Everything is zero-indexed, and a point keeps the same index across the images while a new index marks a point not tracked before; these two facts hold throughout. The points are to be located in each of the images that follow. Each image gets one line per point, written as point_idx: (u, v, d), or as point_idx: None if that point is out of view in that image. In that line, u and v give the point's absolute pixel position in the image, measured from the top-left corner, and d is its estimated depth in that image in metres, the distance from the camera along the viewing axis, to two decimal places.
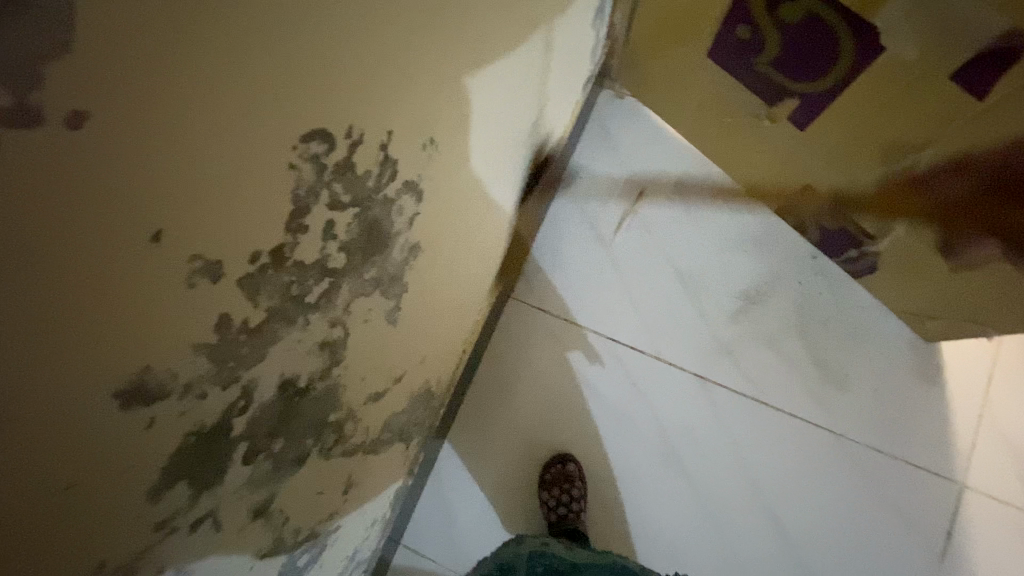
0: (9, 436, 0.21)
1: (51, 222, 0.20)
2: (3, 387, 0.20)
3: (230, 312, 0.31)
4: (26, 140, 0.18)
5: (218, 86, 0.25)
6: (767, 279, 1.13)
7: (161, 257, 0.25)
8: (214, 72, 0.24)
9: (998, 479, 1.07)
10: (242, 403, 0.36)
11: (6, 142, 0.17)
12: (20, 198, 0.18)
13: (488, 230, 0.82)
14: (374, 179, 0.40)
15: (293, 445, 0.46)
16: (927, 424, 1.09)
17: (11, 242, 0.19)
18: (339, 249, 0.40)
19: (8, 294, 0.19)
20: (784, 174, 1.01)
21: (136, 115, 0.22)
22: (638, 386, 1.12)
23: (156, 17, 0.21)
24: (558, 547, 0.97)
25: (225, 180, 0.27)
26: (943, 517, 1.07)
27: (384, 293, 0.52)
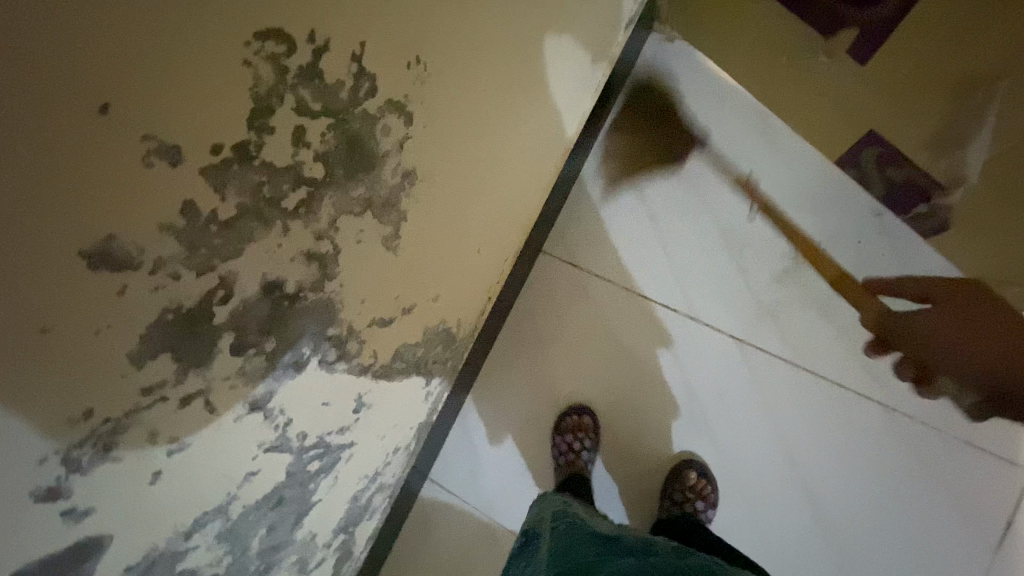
0: None
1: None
2: None
3: (195, 200, 0.34)
4: None
5: None
6: (819, 238, 1.04)
7: (112, 130, 0.28)
8: None
9: None
10: (222, 293, 0.39)
11: None
12: None
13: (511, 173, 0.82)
14: (348, 91, 0.42)
15: (289, 350, 0.50)
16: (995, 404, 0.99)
17: None
18: (315, 158, 0.42)
19: None
20: (844, 118, 0.92)
21: None
22: (669, 345, 1.08)
23: None
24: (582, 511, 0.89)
25: (176, 66, 0.30)
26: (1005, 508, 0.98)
27: (378, 216, 0.54)
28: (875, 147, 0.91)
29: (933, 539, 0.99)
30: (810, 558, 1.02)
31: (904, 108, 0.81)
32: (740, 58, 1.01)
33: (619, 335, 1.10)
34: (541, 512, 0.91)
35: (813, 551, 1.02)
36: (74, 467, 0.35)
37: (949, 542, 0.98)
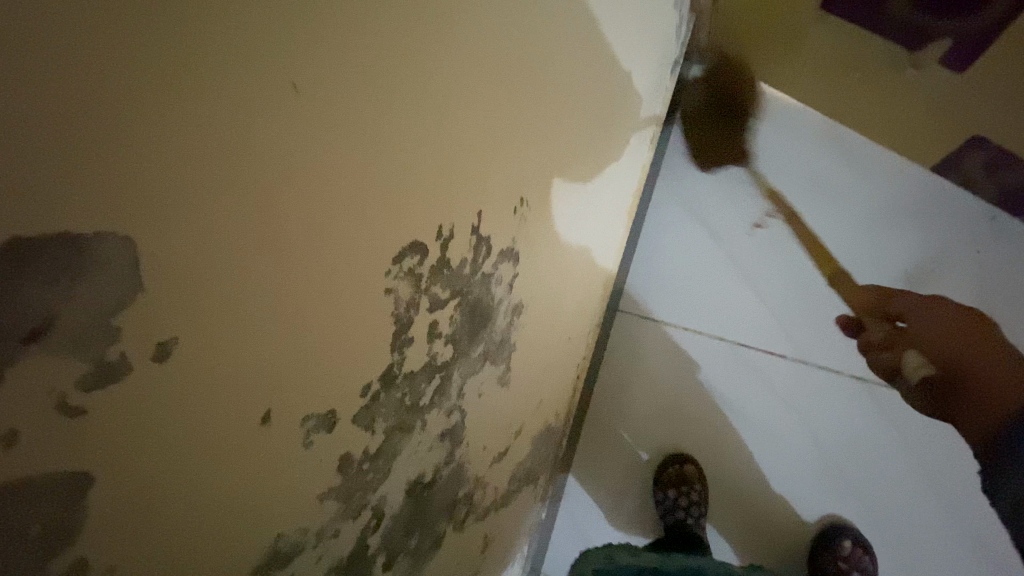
0: None
1: (156, 460, 0.18)
2: None
3: (349, 450, 0.29)
4: (112, 396, 0.16)
5: (308, 249, 0.23)
6: (932, 258, 0.93)
7: (274, 432, 0.24)
8: (305, 239, 0.22)
9: None
10: (375, 520, 0.35)
11: (91, 408, 0.16)
12: (117, 452, 0.17)
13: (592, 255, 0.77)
14: (470, 264, 0.37)
15: (429, 533, 0.45)
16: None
17: (122, 496, 0.17)
18: (445, 342, 0.37)
19: (134, 539, 0.18)
20: (944, 123, 0.83)
21: (224, 317, 0.20)
22: (784, 396, 0.97)
23: (226, 215, 0.19)
24: (625, 557, 0.75)
25: (328, 331, 0.25)
26: None
27: (494, 361, 0.50)
28: (982, 151, 0.83)
29: None
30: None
31: None
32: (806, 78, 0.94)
33: (723, 391, 0.98)
34: None
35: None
36: None
37: None
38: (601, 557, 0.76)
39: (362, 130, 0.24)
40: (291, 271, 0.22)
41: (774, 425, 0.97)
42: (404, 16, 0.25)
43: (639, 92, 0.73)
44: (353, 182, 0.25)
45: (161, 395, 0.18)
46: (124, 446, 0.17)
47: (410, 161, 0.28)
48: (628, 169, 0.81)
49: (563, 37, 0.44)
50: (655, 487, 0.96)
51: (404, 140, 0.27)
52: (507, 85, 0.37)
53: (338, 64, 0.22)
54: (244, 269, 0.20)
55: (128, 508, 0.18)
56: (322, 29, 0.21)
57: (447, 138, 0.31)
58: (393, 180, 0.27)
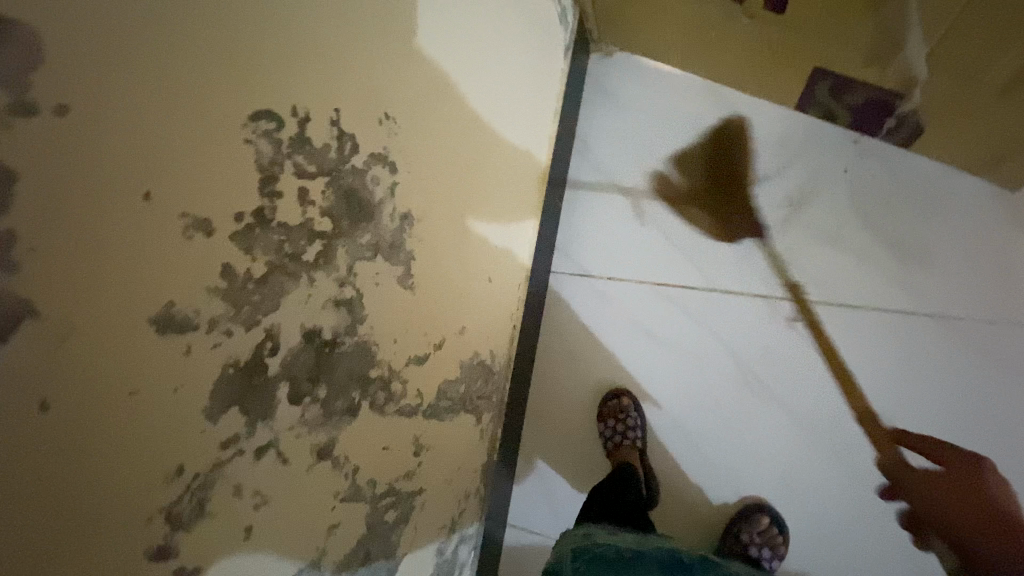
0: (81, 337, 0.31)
1: (58, 186, 0.29)
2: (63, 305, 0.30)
3: (231, 263, 0.40)
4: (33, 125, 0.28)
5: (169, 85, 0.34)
6: (807, 182, 1.07)
7: (155, 211, 0.34)
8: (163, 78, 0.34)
9: None
10: (270, 345, 0.44)
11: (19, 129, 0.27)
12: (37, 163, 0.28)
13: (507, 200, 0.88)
14: (335, 151, 0.49)
15: (340, 395, 0.54)
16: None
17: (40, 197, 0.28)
18: (321, 213, 0.48)
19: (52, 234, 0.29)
20: (790, 62, 0.96)
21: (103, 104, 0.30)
22: (700, 320, 1.09)
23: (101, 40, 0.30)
24: (602, 536, 0.86)
25: (192, 152, 0.36)
26: None
27: (388, 258, 0.60)
28: (826, 80, 0.96)
29: (1001, 424, 0.97)
30: (898, 496, 0.99)
31: (834, 38, 0.85)
32: (679, 44, 1.08)
33: (645, 328, 1.11)
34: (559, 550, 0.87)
35: (901, 490, 0.99)
36: (178, 525, 0.39)
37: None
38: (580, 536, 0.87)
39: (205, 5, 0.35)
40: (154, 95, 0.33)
41: (693, 349, 1.08)
42: None
43: (532, 57, 0.85)
44: (200, 48, 0.36)
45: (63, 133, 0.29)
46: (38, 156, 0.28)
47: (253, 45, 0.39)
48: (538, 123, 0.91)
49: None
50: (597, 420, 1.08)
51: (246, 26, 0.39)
52: (347, 17, 0.49)
53: None
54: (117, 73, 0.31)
55: (44, 205, 0.28)
56: None
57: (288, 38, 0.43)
58: (237, 57, 0.38)
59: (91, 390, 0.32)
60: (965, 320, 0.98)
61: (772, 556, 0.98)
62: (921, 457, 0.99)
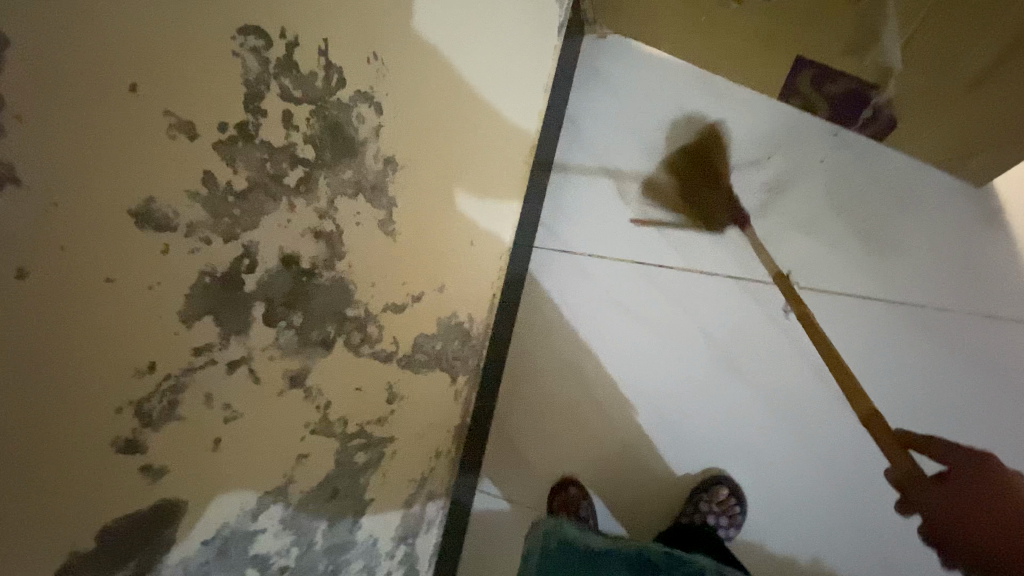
0: (64, 214, 0.32)
1: (48, 64, 0.30)
2: (57, 179, 0.32)
3: (213, 171, 0.41)
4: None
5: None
6: (786, 169, 1.10)
7: (141, 104, 0.35)
8: None
9: None
10: (247, 261, 0.45)
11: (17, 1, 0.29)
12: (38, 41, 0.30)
13: (496, 168, 0.89)
14: (321, 81, 0.50)
15: (315, 326, 0.56)
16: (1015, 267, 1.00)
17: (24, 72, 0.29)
18: (305, 140, 0.49)
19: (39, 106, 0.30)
20: (776, 51, 0.99)
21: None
22: (675, 299, 1.12)
23: None
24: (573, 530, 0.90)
25: (181, 54, 0.37)
26: None
27: (370, 200, 0.61)
28: (810, 69, 0.99)
29: (963, 412, 1.00)
30: (859, 479, 1.02)
31: (814, 28, 0.89)
32: (670, 27, 1.10)
33: (623, 304, 1.14)
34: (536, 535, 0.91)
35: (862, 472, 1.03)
36: (147, 421, 0.40)
37: (992, 407, 1.00)
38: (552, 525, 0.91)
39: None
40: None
41: (668, 327, 1.11)
42: None
43: (529, 20, 0.86)
44: None
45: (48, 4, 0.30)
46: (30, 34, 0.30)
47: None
48: (532, 90, 0.92)
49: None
50: None
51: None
52: None
53: None
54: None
55: (26, 72, 0.30)
56: None
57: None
58: None
59: (72, 269, 0.33)
60: (929, 308, 1.02)
61: (731, 526, 1.03)
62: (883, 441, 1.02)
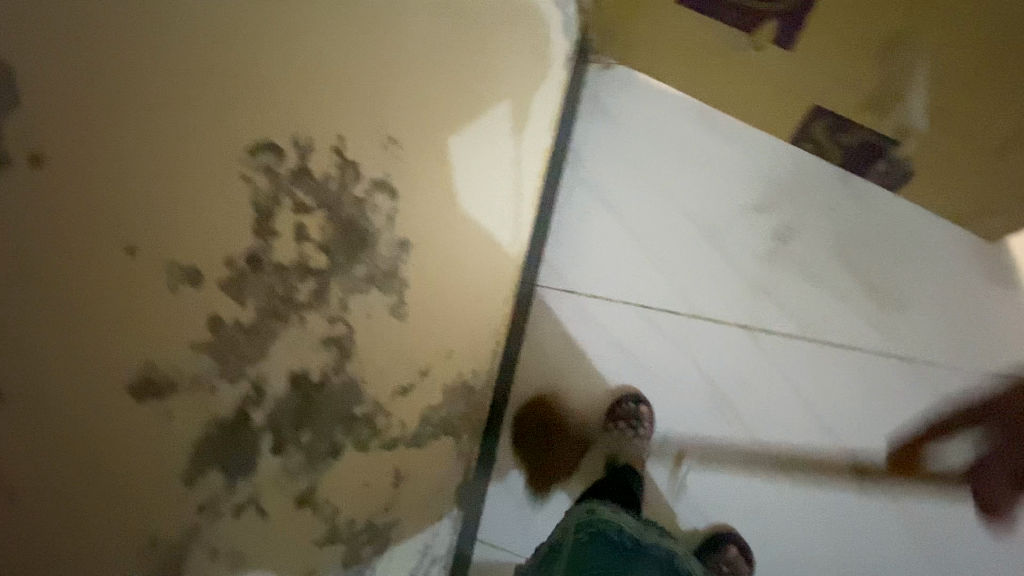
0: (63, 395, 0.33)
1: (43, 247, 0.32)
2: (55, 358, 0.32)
3: (219, 316, 0.40)
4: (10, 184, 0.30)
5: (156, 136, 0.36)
6: (796, 216, 1.08)
7: (139, 267, 0.36)
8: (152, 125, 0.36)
9: None
10: (256, 397, 0.43)
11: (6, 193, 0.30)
12: (29, 223, 0.31)
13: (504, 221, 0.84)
14: (336, 183, 0.45)
15: (324, 438, 0.51)
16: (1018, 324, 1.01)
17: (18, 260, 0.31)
18: (317, 249, 0.45)
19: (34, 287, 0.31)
20: (790, 98, 0.97)
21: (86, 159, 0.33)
22: (680, 347, 1.09)
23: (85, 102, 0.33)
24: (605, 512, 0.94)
25: (176, 203, 0.37)
26: None
27: (382, 290, 0.56)
28: (826, 118, 0.96)
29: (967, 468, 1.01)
30: (862, 533, 1.02)
31: (835, 80, 0.86)
32: (681, 64, 1.07)
33: (628, 350, 1.11)
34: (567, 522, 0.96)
35: (865, 527, 1.03)
36: None
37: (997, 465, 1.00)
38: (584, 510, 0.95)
39: (173, 56, 0.37)
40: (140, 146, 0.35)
41: (674, 375, 1.09)
42: None
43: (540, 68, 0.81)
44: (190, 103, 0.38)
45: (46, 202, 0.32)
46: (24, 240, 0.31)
47: (231, 89, 0.40)
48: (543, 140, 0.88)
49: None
50: (606, 417, 1.08)
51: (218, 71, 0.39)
52: None
53: None
54: (94, 145, 0.34)
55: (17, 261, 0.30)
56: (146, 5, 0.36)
57: (270, 79, 0.43)
58: None
59: (72, 456, 0.34)
60: (935, 364, 1.02)
61: None
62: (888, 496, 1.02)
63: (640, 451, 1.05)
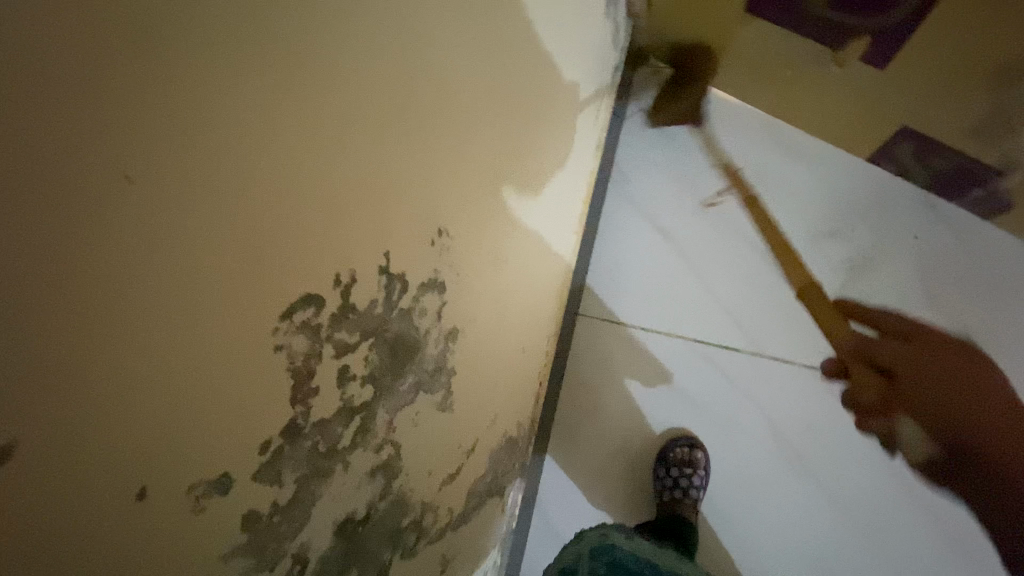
0: None
1: (63, 519, 0.20)
2: None
3: (257, 506, 0.30)
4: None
5: (189, 302, 0.23)
6: (874, 246, 0.98)
7: (156, 507, 0.24)
8: (175, 293, 0.23)
9: None
10: (298, 567, 0.35)
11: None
12: (43, 502, 0.19)
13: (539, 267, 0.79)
14: (381, 305, 0.38)
15: (370, 564, 0.46)
16: None
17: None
18: (362, 384, 0.38)
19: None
20: (874, 118, 0.86)
21: (86, 381, 0.20)
22: (739, 388, 1.01)
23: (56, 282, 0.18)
24: (620, 537, 0.89)
25: (202, 398, 0.25)
26: None
27: (428, 391, 0.49)
28: (910, 141, 0.85)
29: None
30: None
31: (935, 103, 0.75)
32: (742, 73, 0.96)
33: (677, 387, 1.02)
34: (578, 549, 0.90)
35: None
36: None
37: None
38: (598, 535, 0.90)
39: (224, 164, 0.24)
40: (175, 327, 0.23)
41: (730, 417, 1.00)
42: (282, 82, 0.26)
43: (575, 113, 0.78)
44: (238, 238, 0.25)
45: (69, 411, 0.20)
46: (39, 476, 0.19)
47: (280, 202, 0.27)
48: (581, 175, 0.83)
49: (459, 51, 0.44)
50: (658, 462, 0.98)
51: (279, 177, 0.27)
52: (412, 127, 0.39)
53: (209, 139, 0.23)
54: (120, 306, 0.21)
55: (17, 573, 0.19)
56: (183, 91, 0.21)
57: (335, 172, 0.31)
58: (286, 224, 0.28)
59: None
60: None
61: None
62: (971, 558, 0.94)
63: (694, 501, 0.96)
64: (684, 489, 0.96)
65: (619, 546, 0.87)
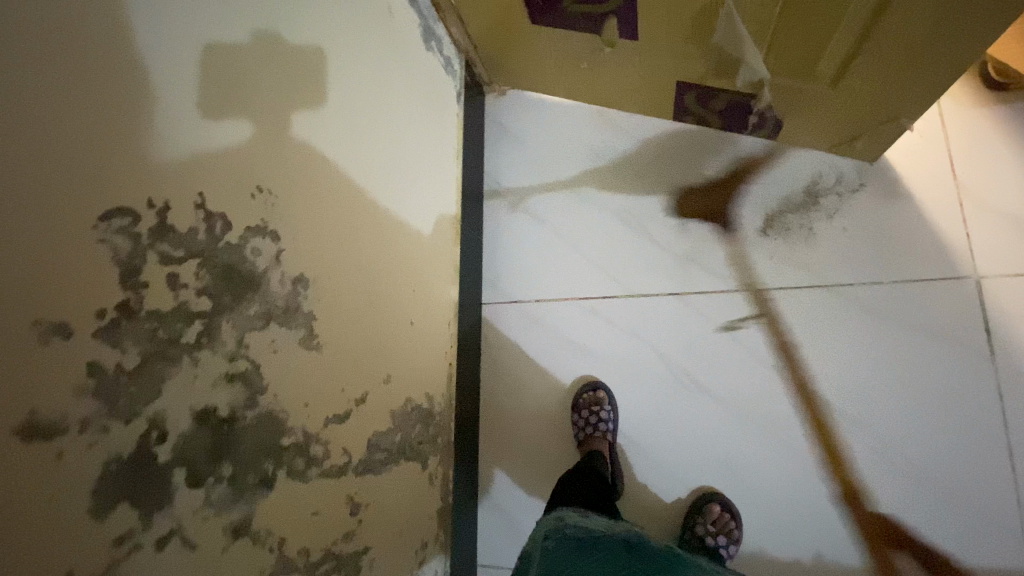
0: None
1: None
2: None
3: (99, 360, 0.41)
4: None
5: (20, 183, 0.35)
6: (692, 181, 1.16)
7: (7, 327, 0.35)
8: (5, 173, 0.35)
9: (999, 246, 1.02)
10: (156, 432, 0.45)
11: None
12: None
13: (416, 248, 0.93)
14: (204, 233, 0.50)
15: (249, 468, 0.55)
16: (923, 232, 1.05)
17: None
18: (197, 293, 0.49)
19: None
20: (659, 81, 1.06)
21: None
22: (629, 329, 1.13)
23: None
24: (575, 518, 0.84)
25: (41, 257, 0.37)
26: (977, 322, 1.01)
27: (283, 325, 0.61)
28: (690, 92, 1.06)
29: (932, 381, 1.01)
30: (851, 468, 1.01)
31: (684, 56, 0.95)
32: (557, 74, 1.16)
33: (575, 343, 1.14)
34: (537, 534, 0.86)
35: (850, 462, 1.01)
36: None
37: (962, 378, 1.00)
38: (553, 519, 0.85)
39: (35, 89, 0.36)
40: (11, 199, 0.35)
41: (628, 355, 1.12)
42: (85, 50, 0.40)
43: (421, 123, 0.96)
44: (57, 151, 0.38)
45: None
46: None
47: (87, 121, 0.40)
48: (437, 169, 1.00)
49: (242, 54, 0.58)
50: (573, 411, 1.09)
51: (66, 95, 0.39)
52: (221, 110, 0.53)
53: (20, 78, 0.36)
54: None
55: None
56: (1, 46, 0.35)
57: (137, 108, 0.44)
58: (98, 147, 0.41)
59: None
60: (848, 287, 1.06)
61: (731, 544, 0.98)
62: (863, 433, 1.01)
63: (607, 437, 1.05)
64: (596, 429, 1.05)
65: (574, 523, 0.82)
